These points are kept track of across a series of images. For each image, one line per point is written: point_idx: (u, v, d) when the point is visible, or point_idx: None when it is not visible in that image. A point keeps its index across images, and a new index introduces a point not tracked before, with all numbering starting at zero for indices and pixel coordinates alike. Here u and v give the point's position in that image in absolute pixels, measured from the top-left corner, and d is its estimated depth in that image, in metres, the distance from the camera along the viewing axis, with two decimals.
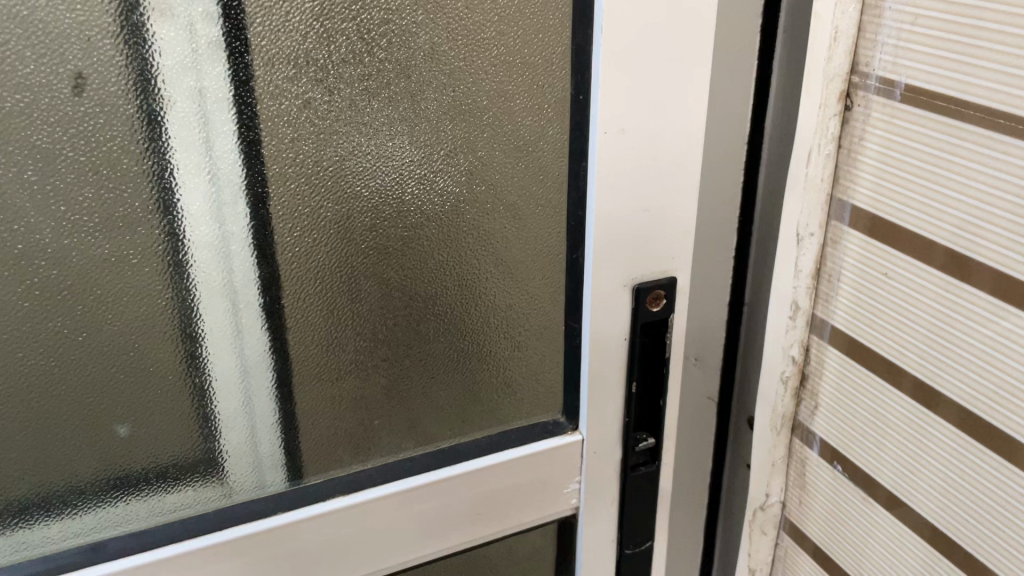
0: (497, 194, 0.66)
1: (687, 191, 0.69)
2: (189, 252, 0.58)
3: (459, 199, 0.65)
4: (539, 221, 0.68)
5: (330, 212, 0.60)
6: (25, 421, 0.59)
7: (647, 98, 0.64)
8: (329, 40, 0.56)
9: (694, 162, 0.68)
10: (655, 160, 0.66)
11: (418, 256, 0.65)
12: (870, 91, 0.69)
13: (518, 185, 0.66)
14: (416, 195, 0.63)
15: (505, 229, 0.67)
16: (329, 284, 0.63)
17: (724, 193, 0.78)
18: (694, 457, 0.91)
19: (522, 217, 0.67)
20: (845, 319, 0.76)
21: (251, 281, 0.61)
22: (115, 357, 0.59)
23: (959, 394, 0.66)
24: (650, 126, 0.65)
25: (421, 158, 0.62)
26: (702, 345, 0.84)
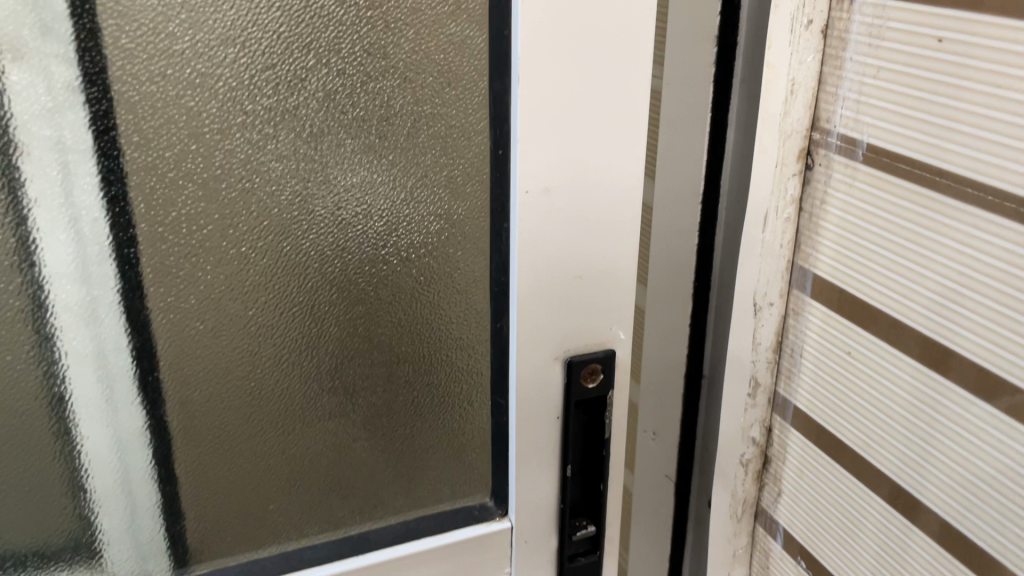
0: (412, 253, 0.59)
1: (627, 256, 0.62)
2: (48, 316, 0.52)
3: (366, 259, 0.58)
4: (460, 286, 0.61)
5: (211, 274, 0.54)
6: None
7: (577, 155, 0.57)
8: (204, 86, 0.50)
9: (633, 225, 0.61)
10: (590, 221, 0.59)
11: (318, 323, 0.58)
12: (832, 150, 0.62)
13: (435, 246, 0.59)
14: (312, 256, 0.56)
15: (422, 293, 0.60)
16: (214, 354, 0.56)
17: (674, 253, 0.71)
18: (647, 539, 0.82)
19: (441, 280, 0.60)
20: (809, 401, 0.69)
21: (122, 349, 0.55)
22: None
23: (930, 496, 0.58)
24: (582, 184, 0.58)
25: (319, 214, 0.55)
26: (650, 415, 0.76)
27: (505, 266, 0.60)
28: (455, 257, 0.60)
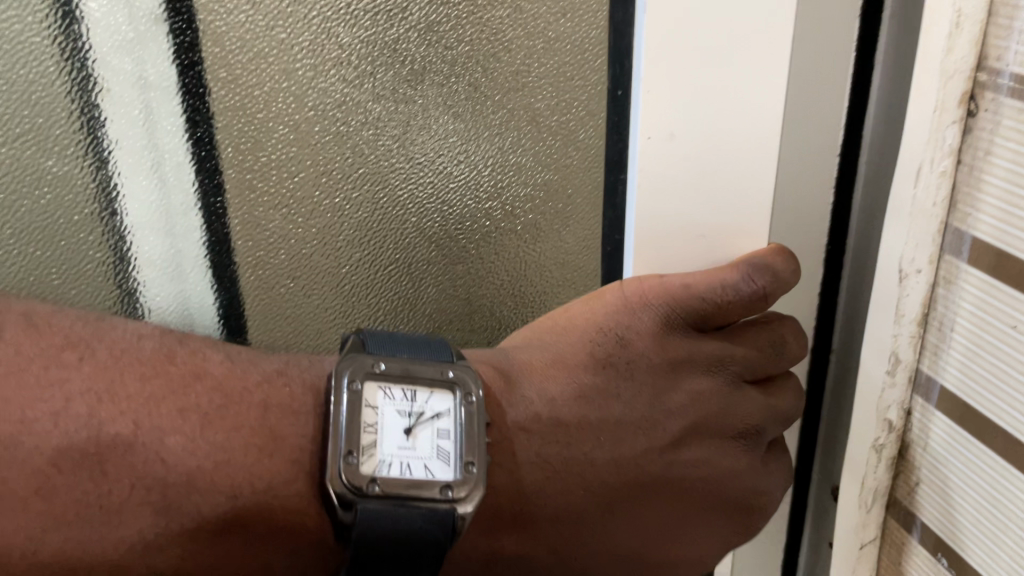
0: (518, 211, 0.52)
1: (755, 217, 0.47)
2: (133, 270, 0.50)
3: (467, 215, 0.52)
4: (573, 250, 0.52)
5: (304, 227, 0.50)
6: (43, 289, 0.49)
7: (726, 93, 0.43)
8: (292, 15, 0.45)
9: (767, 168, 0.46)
10: (719, 167, 0.45)
11: (416, 283, 0.53)
12: (1004, 93, 0.42)
13: (546, 204, 0.51)
14: (409, 209, 0.51)
15: (528, 257, 0.53)
16: (306, 314, 0.53)
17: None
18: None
19: (548, 245, 0.52)
20: (959, 384, 0.49)
21: (207, 308, 0.52)
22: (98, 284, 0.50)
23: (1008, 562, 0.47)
24: (726, 136, 0.44)
25: (419, 162, 0.50)
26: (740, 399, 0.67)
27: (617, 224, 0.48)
28: (564, 217, 0.51)
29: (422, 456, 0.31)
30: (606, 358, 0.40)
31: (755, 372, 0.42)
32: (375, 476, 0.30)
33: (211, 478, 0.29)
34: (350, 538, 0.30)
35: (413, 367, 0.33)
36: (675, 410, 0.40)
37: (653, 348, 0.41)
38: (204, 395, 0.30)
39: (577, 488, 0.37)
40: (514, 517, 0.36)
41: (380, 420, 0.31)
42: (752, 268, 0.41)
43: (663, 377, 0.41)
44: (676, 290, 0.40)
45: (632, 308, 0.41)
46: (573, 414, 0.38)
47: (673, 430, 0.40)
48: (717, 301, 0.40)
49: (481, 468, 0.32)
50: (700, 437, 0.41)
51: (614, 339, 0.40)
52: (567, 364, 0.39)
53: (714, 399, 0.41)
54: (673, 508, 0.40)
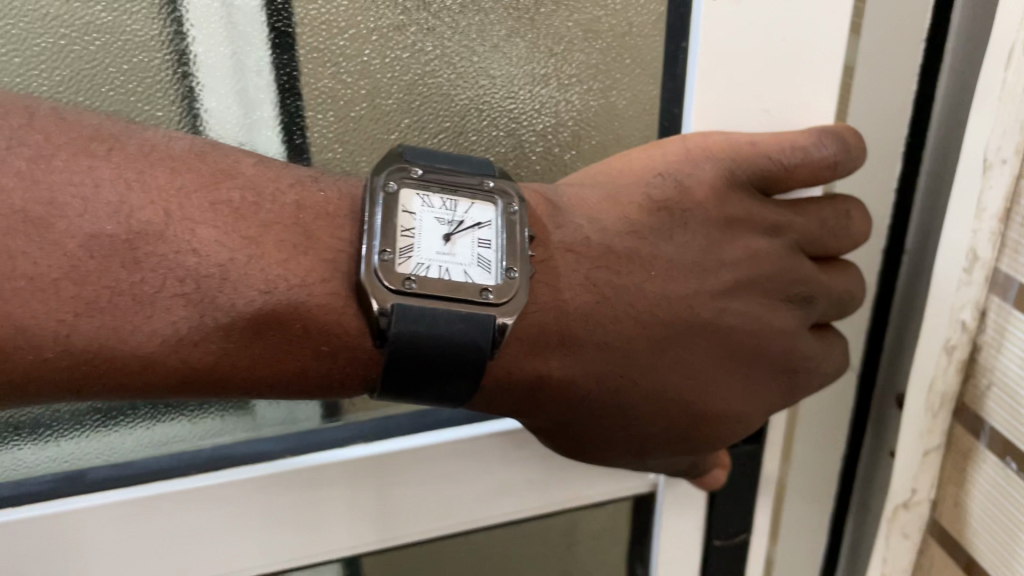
0: (591, 80, 0.45)
1: (824, 92, 0.42)
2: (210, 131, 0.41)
3: (534, 83, 0.44)
4: (644, 123, 0.46)
5: (341, 86, 0.42)
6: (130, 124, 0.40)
7: None
8: None
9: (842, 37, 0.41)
10: (782, 22, 0.39)
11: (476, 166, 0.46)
12: None
13: (619, 70, 0.45)
14: (467, 75, 0.43)
15: (600, 134, 0.46)
16: None
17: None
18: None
19: (619, 116, 0.46)
20: None
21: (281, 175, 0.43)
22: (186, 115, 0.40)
23: None
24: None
25: (480, 20, 0.43)
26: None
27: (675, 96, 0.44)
28: (637, 88, 0.45)
29: (462, 261, 0.32)
30: (662, 203, 0.38)
31: (814, 241, 0.41)
32: (411, 273, 0.31)
33: (245, 268, 0.29)
34: (386, 334, 0.30)
35: (453, 180, 0.33)
36: (727, 262, 0.39)
37: (711, 202, 0.39)
38: (235, 191, 0.30)
39: (621, 320, 0.36)
40: (562, 341, 0.34)
41: (418, 224, 0.32)
42: (825, 129, 0.40)
43: (719, 228, 0.39)
44: (744, 146, 0.39)
45: (695, 158, 0.39)
46: (621, 247, 0.36)
47: (724, 279, 0.39)
48: (786, 162, 0.39)
49: (523, 274, 0.32)
50: (754, 290, 0.39)
51: (672, 184, 0.39)
52: (623, 202, 0.38)
53: (769, 258, 0.40)
54: (717, 355, 0.39)
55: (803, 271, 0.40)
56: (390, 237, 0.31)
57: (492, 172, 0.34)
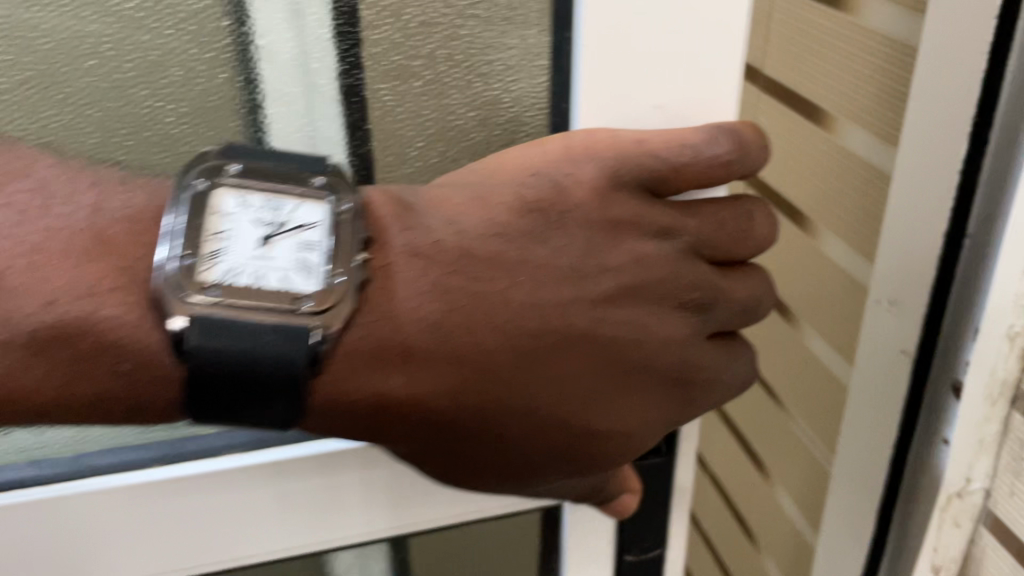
0: (439, 74, 0.41)
1: (722, 91, 0.40)
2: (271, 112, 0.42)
3: (374, 84, 0.41)
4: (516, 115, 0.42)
5: (166, 109, 0.40)
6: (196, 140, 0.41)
7: None
8: None
9: (741, 34, 0.39)
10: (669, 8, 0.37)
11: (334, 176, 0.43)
12: None
13: (466, 61, 0.41)
14: (300, 83, 0.41)
15: (465, 128, 0.43)
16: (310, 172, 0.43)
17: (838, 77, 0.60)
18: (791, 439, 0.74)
19: (482, 108, 0.42)
20: None
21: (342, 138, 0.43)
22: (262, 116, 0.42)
23: None
24: None
25: (296, 26, 0.40)
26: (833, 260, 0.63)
27: (566, 88, 0.40)
28: (494, 78, 0.42)
29: (281, 266, 0.29)
30: (534, 206, 0.35)
31: (712, 243, 0.39)
32: (215, 281, 0.28)
33: (21, 279, 0.27)
34: (183, 347, 0.27)
35: (277, 176, 0.30)
36: (611, 267, 0.36)
37: (592, 203, 0.36)
38: (22, 196, 0.28)
39: (476, 330, 0.32)
40: (404, 354, 0.31)
41: (231, 227, 0.29)
42: (721, 129, 0.38)
43: (600, 232, 0.36)
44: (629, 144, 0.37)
45: (575, 158, 0.37)
46: (483, 251, 0.33)
47: (605, 286, 0.36)
48: (678, 160, 0.37)
49: (350, 279, 0.30)
50: (639, 297, 0.37)
51: (548, 185, 0.36)
52: (488, 203, 0.35)
53: (657, 263, 0.37)
54: (593, 367, 0.35)
55: (694, 278, 0.38)
56: (196, 244, 0.28)
57: (327, 168, 0.31)
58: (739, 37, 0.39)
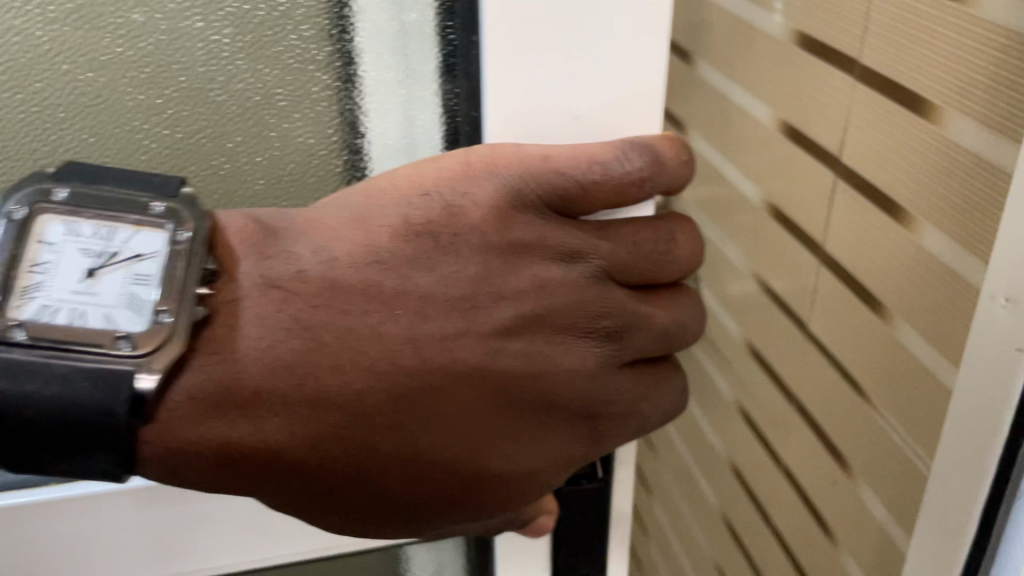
0: (346, 85, 0.39)
1: (645, 101, 0.36)
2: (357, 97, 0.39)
3: (263, 92, 0.38)
4: (419, 124, 0.39)
5: (40, 117, 0.37)
6: (201, 141, 0.39)
7: None
8: None
9: (664, 35, 0.35)
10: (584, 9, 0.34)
11: (228, 193, 0.40)
12: None
13: (362, 67, 0.38)
14: (184, 91, 0.38)
15: (377, 140, 0.39)
16: (199, 162, 0.39)
17: (911, 62, 0.50)
18: (865, 463, 0.59)
19: (383, 116, 0.39)
20: None
21: (431, 138, 0.39)
22: (299, 110, 0.39)
23: None
24: None
25: (175, 29, 0.36)
26: (925, 251, 0.50)
27: (477, 96, 0.36)
28: (397, 83, 0.38)
29: (105, 303, 0.27)
30: (420, 228, 0.32)
31: (626, 267, 0.36)
32: (24, 319, 0.26)
33: None
34: None
35: (109, 200, 0.27)
36: (507, 295, 0.33)
37: (490, 225, 0.33)
38: None
39: (344, 374, 0.29)
40: (255, 398, 0.28)
41: (55, 259, 0.27)
42: (638, 143, 0.35)
43: (498, 258, 0.33)
44: (535, 162, 0.34)
45: (473, 175, 0.33)
46: (355, 280, 0.30)
47: (502, 315, 0.33)
48: (593, 179, 0.34)
49: (179, 316, 0.27)
50: (540, 328, 0.34)
51: (440, 205, 0.32)
52: (367, 226, 0.31)
53: (562, 290, 0.34)
54: (496, 408, 0.32)
55: (603, 305, 0.35)
56: (11, 277, 0.26)
57: (172, 191, 0.28)
58: (661, 39, 0.35)
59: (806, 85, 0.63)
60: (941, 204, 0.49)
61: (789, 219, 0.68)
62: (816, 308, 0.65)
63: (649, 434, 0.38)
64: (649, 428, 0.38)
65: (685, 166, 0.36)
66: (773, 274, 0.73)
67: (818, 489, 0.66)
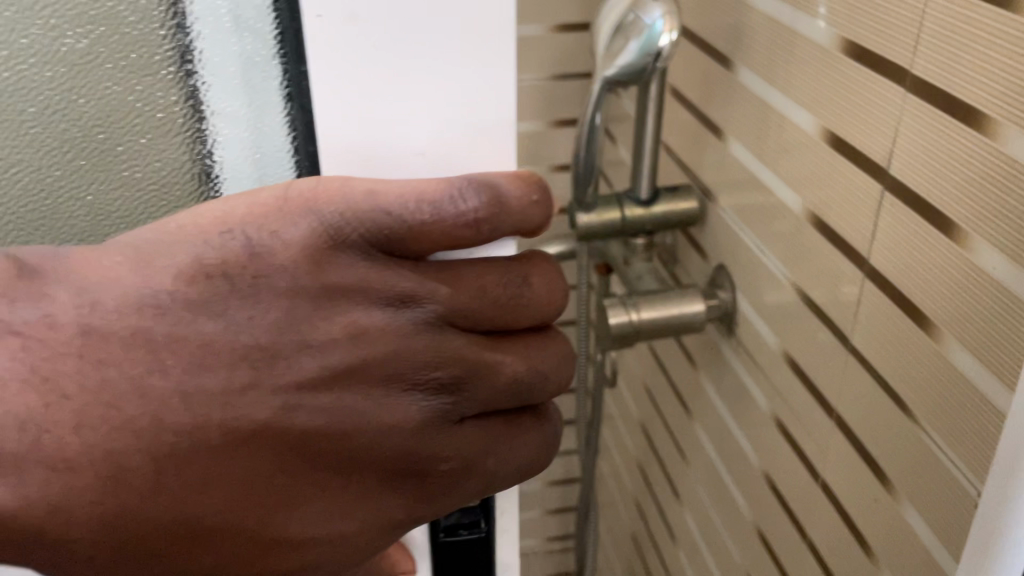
0: (179, 115, 0.38)
1: (495, 127, 0.33)
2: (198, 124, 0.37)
3: (81, 126, 0.38)
4: (263, 156, 0.37)
5: None
6: (24, 171, 0.39)
7: None
8: None
9: (510, 69, 0.33)
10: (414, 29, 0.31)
11: (51, 226, 0.40)
12: None
13: (177, 105, 0.38)
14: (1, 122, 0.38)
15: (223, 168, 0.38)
16: (28, 190, 0.39)
17: (975, 71, 0.41)
18: (930, 511, 0.49)
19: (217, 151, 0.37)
20: None
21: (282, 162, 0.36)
22: (125, 138, 0.39)
23: None
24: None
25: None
26: (988, 276, 0.42)
27: (312, 130, 0.34)
28: (239, 114, 0.36)
29: None
30: (213, 271, 0.29)
31: (469, 313, 0.33)
32: None
33: None
34: None
35: None
36: (312, 345, 0.30)
37: (305, 266, 0.30)
38: None
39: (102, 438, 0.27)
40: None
41: None
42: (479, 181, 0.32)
43: (310, 303, 0.30)
44: (359, 198, 0.31)
45: (284, 211, 0.30)
46: (118, 327, 0.28)
47: (304, 368, 0.30)
48: (424, 221, 0.31)
49: None
50: (353, 382, 0.31)
51: (241, 243, 0.30)
52: (152, 266, 0.29)
53: (380, 338, 0.31)
54: (291, 470, 0.30)
55: (430, 355, 0.32)
56: None
57: None
58: (506, 75, 0.33)
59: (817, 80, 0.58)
60: (996, 222, 0.41)
61: (833, 230, 0.55)
62: (861, 324, 0.53)
63: (498, 490, 0.35)
64: (499, 483, 0.35)
65: (536, 207, 0.33)
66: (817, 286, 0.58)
67: (835, 507, 0.61)
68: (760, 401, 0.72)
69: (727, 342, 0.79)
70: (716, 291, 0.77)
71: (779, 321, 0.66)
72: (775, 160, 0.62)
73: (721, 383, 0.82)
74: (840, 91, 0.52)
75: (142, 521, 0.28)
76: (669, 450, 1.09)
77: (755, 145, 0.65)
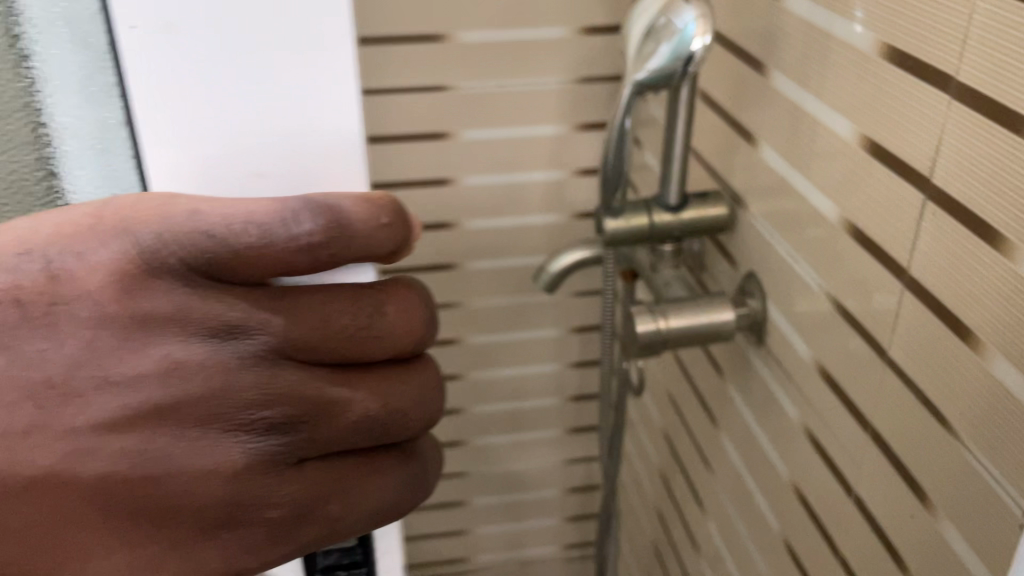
0: (18, 135, 0.46)
1: (336, 155, 0.42)
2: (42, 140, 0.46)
3: None
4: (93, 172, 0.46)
5: None
6: None
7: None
8: None
9: (343, 73, 0.40)
10: (226, 70, 0.39)
11: None
12: None
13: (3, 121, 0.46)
14: None
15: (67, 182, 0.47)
16: None
17: (1002, 72, 0.54)
18: (965, 509, 0.63)
19: (54, 165, 0.47)
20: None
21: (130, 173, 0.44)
22: None
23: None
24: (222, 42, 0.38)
25: None
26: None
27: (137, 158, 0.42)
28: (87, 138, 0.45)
29: None
30: (138, 315, 0.40)
31: (307, 343, 0.43)
32: None
33: None
34: None
35: None
36: (112, 376, 0.40)
37: (103, 291, 0.39)
38: None
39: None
40: None
41: None
42: (314, 202, 0.40)
43: (122, 332, 0.40)
44: (184, 224, 0.39)
45: (132, 232, 0.39)
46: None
47: (99, 405, 0.40)
48: (257, 242, 0.39)
49: None
50: (160, 419, 0.40)
51: (42, 268, 0.39)
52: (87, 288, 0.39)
53: (197, 373, 0.41)
54: (120, 508, 0.40)
55: (243, 390, 0.41)
56: None
57: None
58: (336, 81, 0.40)
59: (859, 86, 0.70)
60: None
61: (867, 237, 0.72)
62: (901, 311, 0.68)
63: (340, 535, 0.45)
64: (343, 529, 0.46)
65: (383, 229, 0.42)
66: (846, 286, 0.77)
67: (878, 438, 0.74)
68: (793, 412, 0.92)
69: (756, 349, 1.02)
70: (748, 301, 1.01)
71: (812, 324, 0.84)
72: (819, 175, 0.79)
73: (751, 385, 1.04)
74: (888, 108, 0.66)
75: (65, 474, 0.39)
76: (710, 419, 1.24)
77: (803, 153, 0.82)
